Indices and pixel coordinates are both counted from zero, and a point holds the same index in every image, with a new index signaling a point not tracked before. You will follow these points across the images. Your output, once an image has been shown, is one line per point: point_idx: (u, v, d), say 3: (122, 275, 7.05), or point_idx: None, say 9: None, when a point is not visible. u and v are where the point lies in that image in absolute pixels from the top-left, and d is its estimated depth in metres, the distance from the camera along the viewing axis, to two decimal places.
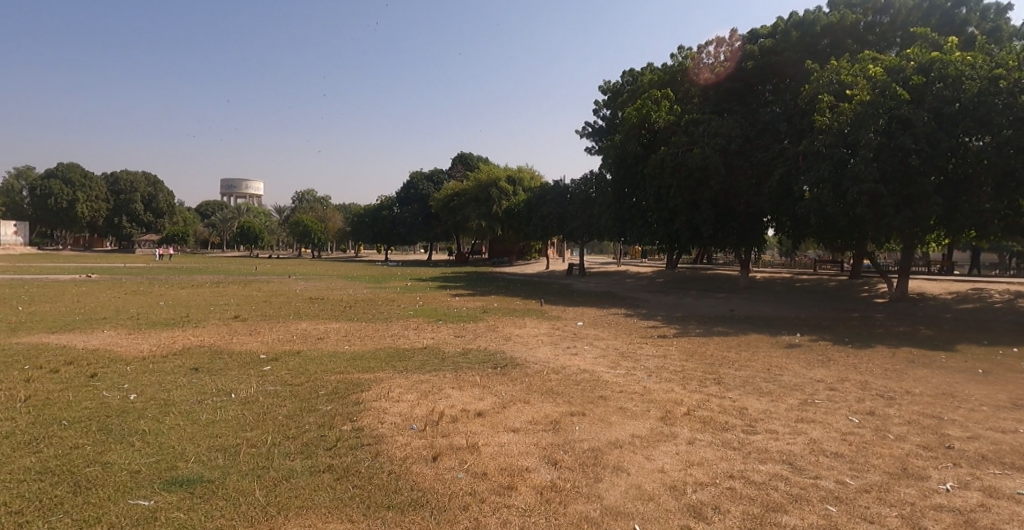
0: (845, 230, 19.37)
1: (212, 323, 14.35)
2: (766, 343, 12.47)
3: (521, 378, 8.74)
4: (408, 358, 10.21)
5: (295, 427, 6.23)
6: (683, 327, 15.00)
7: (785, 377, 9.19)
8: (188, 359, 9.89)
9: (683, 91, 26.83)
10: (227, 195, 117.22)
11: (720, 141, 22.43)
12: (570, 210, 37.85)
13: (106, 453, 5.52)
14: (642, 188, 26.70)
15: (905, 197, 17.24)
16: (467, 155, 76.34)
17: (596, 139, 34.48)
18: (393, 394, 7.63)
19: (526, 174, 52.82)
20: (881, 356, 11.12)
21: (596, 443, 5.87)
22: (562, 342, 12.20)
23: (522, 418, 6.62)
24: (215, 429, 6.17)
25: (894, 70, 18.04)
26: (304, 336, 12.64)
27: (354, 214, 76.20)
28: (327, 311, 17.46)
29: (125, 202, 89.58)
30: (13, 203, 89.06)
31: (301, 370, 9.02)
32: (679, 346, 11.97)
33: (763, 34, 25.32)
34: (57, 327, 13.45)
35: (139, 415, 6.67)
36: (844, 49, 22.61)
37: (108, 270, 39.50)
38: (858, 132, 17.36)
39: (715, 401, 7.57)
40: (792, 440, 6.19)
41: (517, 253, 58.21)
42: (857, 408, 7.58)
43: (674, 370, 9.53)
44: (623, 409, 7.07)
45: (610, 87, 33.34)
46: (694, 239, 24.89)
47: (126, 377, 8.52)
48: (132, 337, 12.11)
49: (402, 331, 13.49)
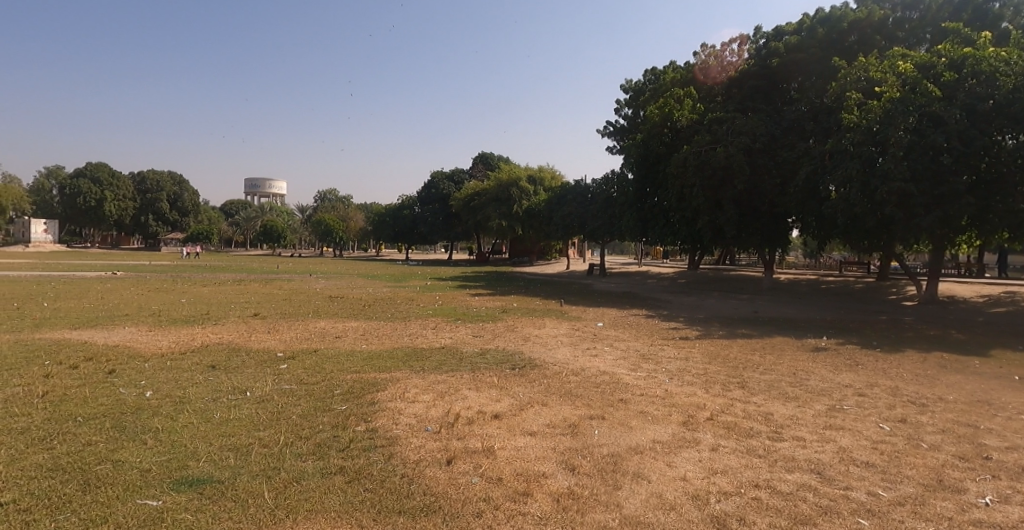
0: (872, 231, 18.89)
1: (231, 321, 14.43)
2: (791, 346, 12.15)
3: (540, 379, 8.58)
4: (425, 358, 10.12)
5: (309, 427, 6.15)
6: (705, 328, 14.72)
7: (812, 382, 8.89)
8: (207, 357, 9.91)
9: (706, 90, 26.62)
10: (251, 194, 118.82)
11: (744, 140, 22.04)
12: (591, 210, 37.60)
13: (118, 451, 5.49)
14: (664, 188, 26.40)
15: (936, 197, 16.71)
16: (489, 155, 76.47)
17: (617, 139, 34.16)
18: (409, 394, 7.52)
19: (547, 174, 52.64)
20: (912, 361, 10.74)
21: (615, 448, 5.68)
22: (582, 343, 12.01)
23: (540, 421, 6.46)
24: (227, 428, 6.12)
25: (924, 66, 17.50)
26: (322, 334, 12.64)
27: (375, 213, 76.72)
28: (346, 310, 17.48)
29: (151, 201, 91.21)
30: (44, 202, 91.19)
31: (318, 369, 8.97)
32: (701, 348, 11.71)
33: (788, 31, 24.81)
34: (80, 323, 13.62)
35: (153, 413, 6.66)
36: (872, 46, 22.08)
37: (134, 268, 40.18)
38: (888, 130, 16.84)
39: (739, 406, 7.33)
40: (820, 448, 5.93)
41: (538, 253, 58.05)
42: (889, 415, 7.27)
43: (696, 373, 9.29)
44: (644, 413, 6.87)
45: (632, 85, 32.99)
46: (717, 240, 24.49)
47: (144, 374, 8.54)
48: (153, 334, 12.21)
49: (420, 330, 13.43)
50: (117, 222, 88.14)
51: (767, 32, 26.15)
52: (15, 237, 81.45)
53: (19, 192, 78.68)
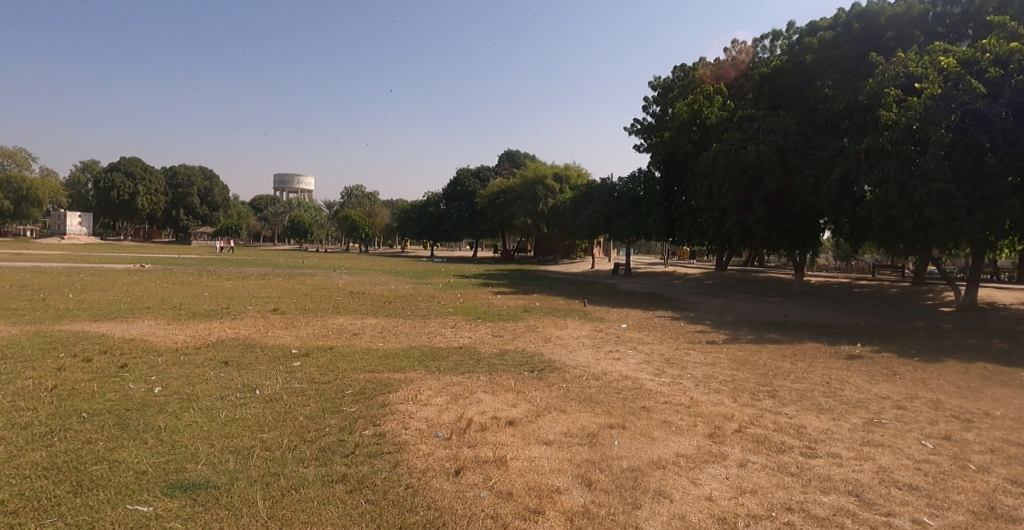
0: (910, 234, 18.12)
1: (249, 316, 14.35)
2: (823, 353, 11.58)
3: (559, 383, 8.23)
4: (442, 358, 9.84)
5: (315, 430, 5.91)
6: (733, 333, 14.20)
7: (846, 392, 8.38)
8: (220, 352, 9.78)
9: (737, 86, 26.17)
10: (279, 190, 120.20)
11: (775, 138, 21.39)
12: (617, 208, 37.08)
13: (117, 450, 5.33)
14: (692, 187, 25.83)
15: (979, 199, 15.92)
16: (515, 153, 76.22)
17: (644, 137, 33.55)
18: (421, 396, 7.24)
19: (573, 172, 52.14)
20: (953, 372, 10.11)
21: (636, 461, 5.32)
22: (604, 346, 11.59)
23: (557, 429, 6.12)
24: (232, 428, 5.92)
25: (968, 61, 16.63)
26: (339, 331, 12.46)
27: (400, 210, 77.00)
28: (366, 306, 17.32)
29: (182, 195, 92.82)
30: (79, 195, 93.50)
31: (331, 368, 8.76)
32: (729, 353, 11.23)
33: (823, 26, 23.97)
34: (101, 315, 13.67)
35: (159, 410, 6.50)
36: (911, 41, 21.08)
37: (162, 260, 40.80)
38: (928, 129, 16.01)
39: (769, 417, 6.89)
40: (858, 466, 5.49)
41: (562, 252, 57.57)
42: (931, 431, 6.76)
43: (723, 380, 8.84)
44: (667, 422, 6.48)
45: (660, 82, 32.36)
46: (745, 240, 23.80)
47: (155, 369, 8.43)
48: (170, 328, 12.14)
49: (438, 329, 13.17)
50: (149, 215, 89.95)
51: (800, 27, 25.36)
52: (52, 228, 83.72)
53: (55, 185, 80.68)
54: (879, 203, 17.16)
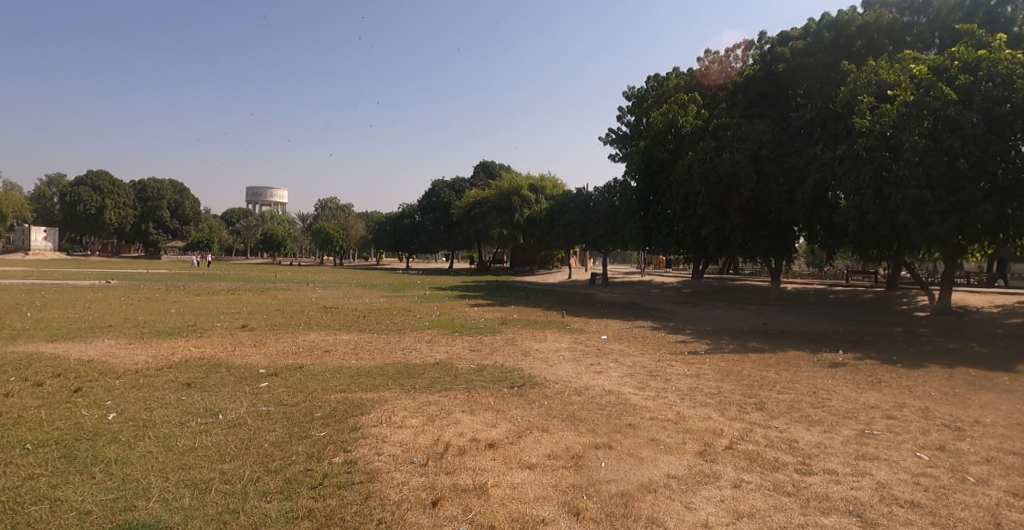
0: (884, 240, 18.26)
1: (216, 333, 13.75)
2: (807, 362, 11.42)
3: (540, 400, 7.89)
4: (418, 375, 9.43)
5: (280, 458, 5.48)
6: (714, 342, 14.02)
7: (834, 402, 8.19)
8: (183, 373, 9.24)
9: (711, 95, 26.33)
10: (251, 203, 118.18)
11: (750, 146, 21.46)
12: (593, 218, 37.03)
13: (60, 487, 4.84)
14: (669, 195, 25.83)
15: (951, 205, 16.07)
16: (490, 163, 76.08)
17: (620, 147, 33.56)
18: (396, 418, 6.85)
19: (549, 182, 52.10)
20: (937, 378, 10.00)
21: (625, 485, 5.00)
22: (585, 359, 11.25)
23: (540, 451, 5.78)
24: (190, 459, 5.46)
25: (938, 69, 16.82)
26: (311, 348, 11.97)
27: (375, 222, 76.04)
28: (339, 321, 16.80)
29: (152, 209, 90.67)
30: (44, 209, 90.84)
31: (300, 388, 8.31)
32: (712, 364, 10.99)
33: (794, 36, 24.20)
34: (58, 335, 12.98)
35: (112, 439, 6.00)
36: (880, 50, 21.40)
37: (129, 276, 39.50)
38: (902, 135, 16.08)
39: (759, 432, 6.64)
40: (856, 483, 5.24)
41: (540, 262, 57.40)
42: (924, 442, 6.55)
43: (709, 393, 8.59)
44: (655, 441, 6.18)
45: (635, 92, 32.49)
46: (722, 248, 23.79)
47: (111, 393, 7.90)
48: (131, 347, 11.53)
49: (414, 344, 12.74)
50: (117, 230, 87.64)
51: (772, 36, 25.63)
52: (15, 244, 81.17)
53: (19, 200, 78.23)
54: (854, 209, 17.26)
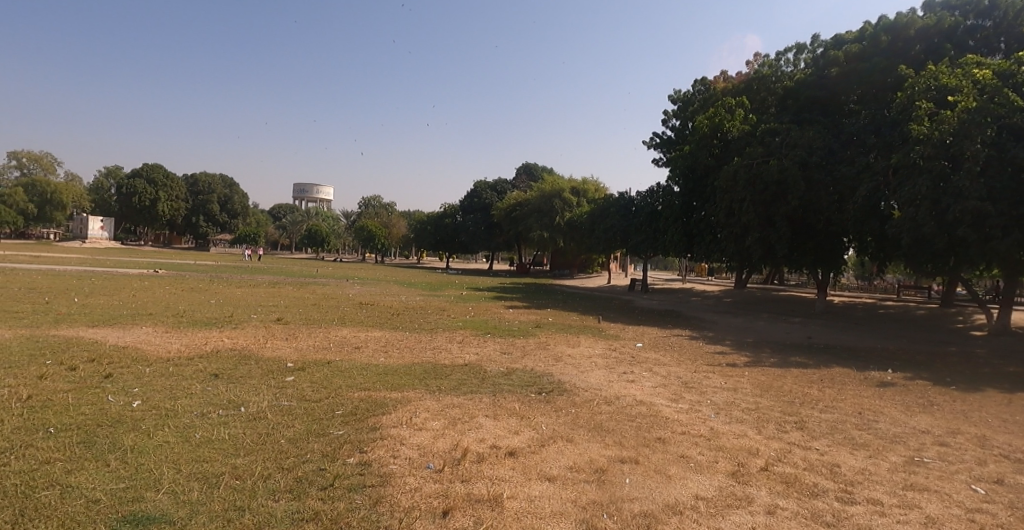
0: (940, 255, 17.29)
1: (251, 326, 13.91)
2: (853, 380, 10.79)
3: (567, 408, 7.62)
4: (445, 376, 9.26)
5: (295, 455, 5.37)
6: (755, 355, 13.46)
7: (881, 425, 7.64)
8: (212, 364, 9.31)
9: (759, 99, 25.56)
10: (298, 199, 120.86)
11: (799, 153, 20.64)
12: (635, 223, 36.40)
13: (74, 473, 4.84)
14: (712, 201, 25.18)
15: (1015, 219, 15.09)
16: (533, 166, 75.95)
17: (663, 151, 32.90)
18: (416, 419, 6.68)
19: (591, 186, 51.49)
20: (996, 404, 9.27)
21: (649, 505, 4.70)
22: (618, 367, 10.89)
23: (562, 463, 5.52)
24: (204, 451, 5.41)
25: (1004, 74, 15.81)
26: (342, 344, 11.94)
27: (416, 222, 76.61)
28: (372, 318, 16.82)
29: (202, 202, 93.75)
30: (102, 200, 94.86)
31: (325, 384, 8.24)
32: (751, 378, 10.50)
33: (849, 39, 23.25)
34: (100, 321, 13.30)
35: (132, 427, 6.01)
36: (941, 55, 20.26)
37: (175, 266, 40.53)
38: (962, 143, 15.14)
39: (798, 453, 6.20)
40: (903, 517, 4.80)
41: (579, 266, 56.91)
42: (981, 473, 5.97)
43: (746, 408, 8.16)
44: (685, 457, 5.84)
45: (680, 96, 31.83)
46: (767, 258, 22.97)
47: (140, 381, 7.98)
48: (167, 336, 11.72)
49: (445, 344, 12.59)
50: (169, 222, 90.77)
51: (825, 40, 24.71)
52: (75, 233, 85.06)
53: (78, 190, 82.19)
54: (908, 221, 16.37)
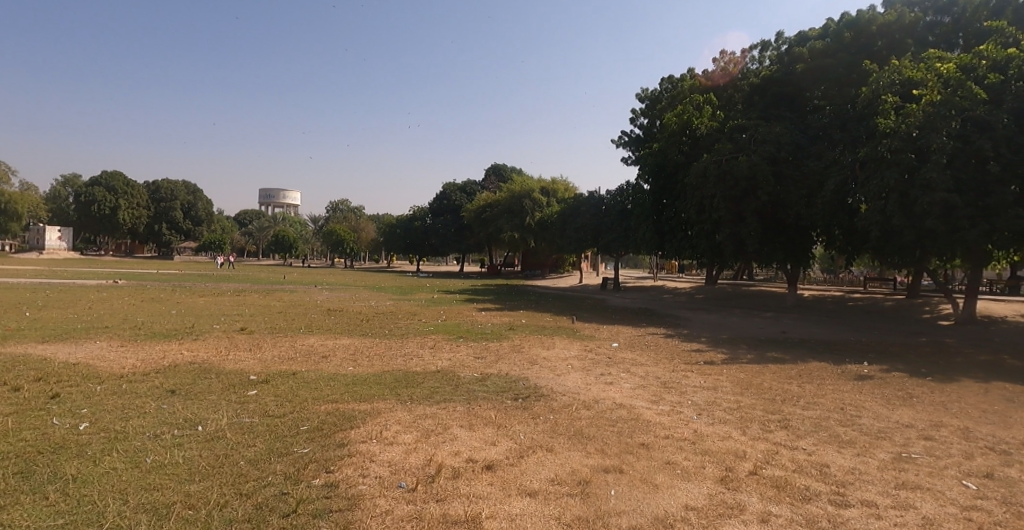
0: (907, 247, 17.52)
1: (213, 336, 13.29)
2: (831, 374, 10.71)
3: (546, 414, 7.32)
4: (417, 384, 8.88)
5: (255, 479, 4.94)
6: (732, 352, 13.35)
7: (864, 420, 7.51)
8: (170, 379, 8.77)
9: (727, 96, 25.68)
10: (264, 204, 118.52)
11: (768, 149, 20.76)
12: (605, 223, 36.34)
13: (5, 509, 4.34)
14: (683, 198, 25.18)
15: (981, 210, 15.31)
16: (502, 167, 75.65)
17: (632, 149, 32.95)
18: (387, 433, 6.29)
19: (560, 186, 51.42)
20: (972, 394, 9.26)
21: (637, 519, 4.43)
22: (595, 369, 10.64)
23: (543, 476, 5.21)
24: (155, 478, 4.95)
25: (965, 68, 16.05)
26: (309, 353, 11.46)
27: (386, 225, 75.58)
28: (342, 325, 16.31)
29: (165, 210, 91.12)
30: (60, 210, 91.61)
31: (289, 398, 7.80)
32: (730, 376, 10.35)
33: (813, 36, 23.47)
34: (51, 336, 12.57)
35: (76, 453, 5.50)
36: (903, 50, 20.55)
37: (138, 276, 39.12)
38: (928, 136, 15.30)
39: (786, 455, 6.00)
40: (900, 519, 4.61)
41: (551, 266, 56.78)
42: (971, 468, 5.84)
43: (728, 408, 7.96)
44: (671, 464, 5.59)
45: (648, 94, 31.89)
46: (738, 254, 23.06)
47: (90, 401, 7.42)
48: (122, 350, 11.10)
49: (416, 350, 12.18)
50: (131, 230, 88.00)
51: (790, 37, 24.92)
52: (31, 244, 81.81)
53: (33, 200, 79.00)
54: (877, 214, 16.50)
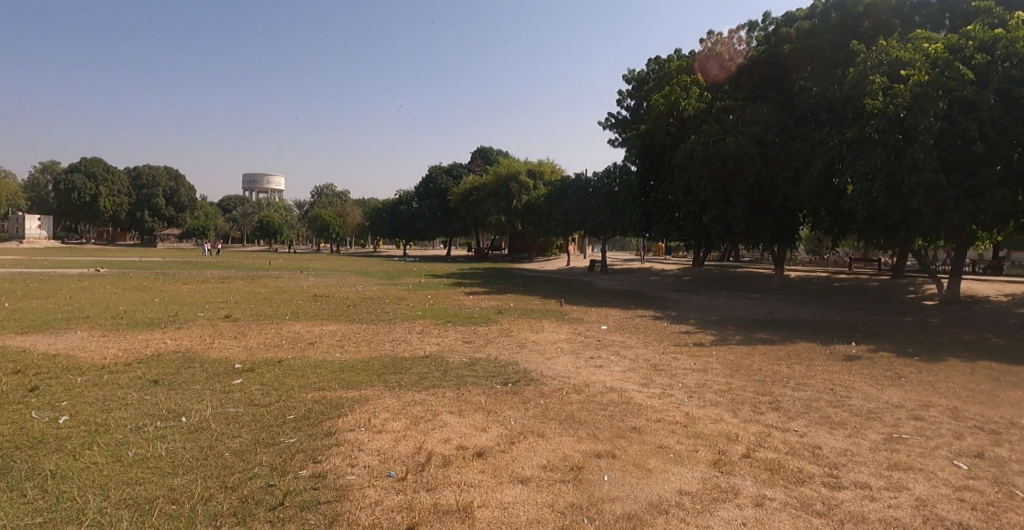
0: (893, 227, 17.62)
1: (196, 324, 13.07)
2: (820, 355, 10.75)
3: (536, 399, 7.25)
4: (405, 370, 8.78)
5: (240, 471, 4.82)
6: (720, 333, 13.37)
7: (854, 401, 7.52)
8: (154, 369, 8.59)
9: (714, 78, 25.48)
10: (248, 189, 117.03)
11: (755, 130, 20.69)
12: (592, 205, 36.24)
13: None
14: (670, 180, 25.09)
15: (966, 190, 15.37)
16: (488, 150, 75.13)
17: (619, 131, 32.78)
18: (375, 421, 6.19)
19: (547, 168, 51.23)
20: (959, 374, 9.32)
21: (632, 505, 4.37)
22: (585, 352, 10.60)
23: (535, 462, 5.14)
24: (137, 472, 4.81)
25: (952, 48, 16.01)
26: (295, 340, 11.31)
27: (372, 210, 74.99)
28: (329, 311, 16.13)
29: (147, 197, 89.73)
30: (38, 198, 89.89)
31: (276, 386, 7.66)
32: (720, 358, 10.35)
33: (800, 17, 23.31)
34: (29, 327, 12.28)
35: (55, 448, 5.34)
36: (890, 31, 20.49)
37: (121, 264, 38.45)
38: (916, 116, 15.28)
39: (778, 437, 5.98)
40: (894, 500, 4.59)
41: (538, 249, 56.71)
42: (961, 448, 5.85)
43: (719, 390, 7.94)
44: (664, 448, 5.55)
45: (635, 75, 31.65)
46: (725, 236, 23.07)
47: (69, 393, 7.23)
48: (103, 340, 10.87)
49: (404, 335, 12.06)
50: (113, 218, 86.66)
51: (777, 17, 24.75)
52: (10, 232, 80.29)
53: (11, 188, 77.44)
54: (864, 194, 16.52)
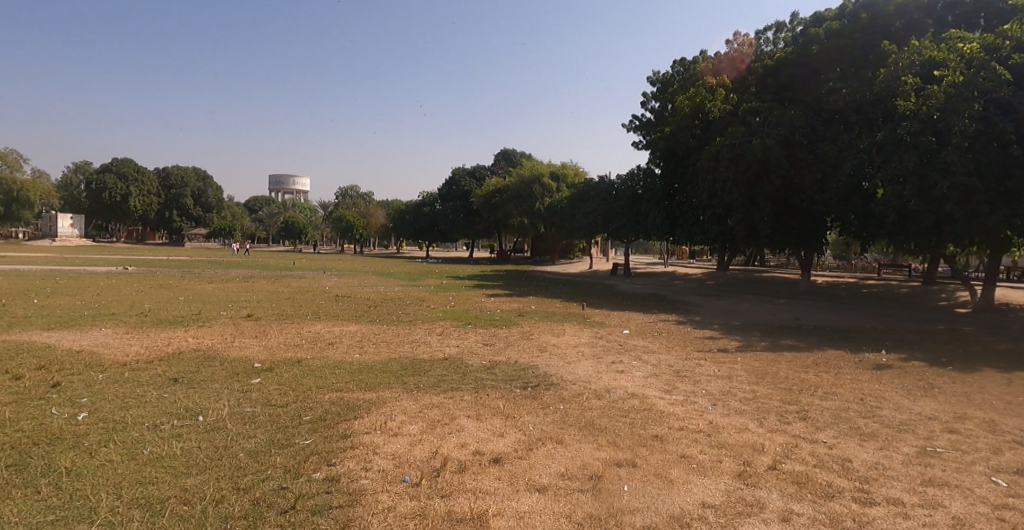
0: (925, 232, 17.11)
1: (218, 323, 13.17)
2: (848, 363, 10.42)
3: (555, 404, 7.10)
4: (424, 372, 8.70)
5: (253, 472, 4.77)
6: (745, 339, 13.07)
7: (885, 412, 7.24)
8: (174, 367, 8.63)
9: (740, 79, 24.97)
10: (274, 190, 118.72)
11: (782, 132, 20.29)
12: (615, 207, 35.95)
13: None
14: (694, 183, 24.74)
15: (1003, 194, 14.85)
16: (511, 152, 75.12)
17: (643, 133, 32.50)
18: (392, 424, 6.11)
19: (570, 170, 51.04)
20: (996, 385, 8.93)
21: (652, 517, 4.21)
22: (606, 356, 10.42)
23: (552, 470, 5.00)
24: (151, 471, 4.79)
25: (988, 48, 15.50)
26: (314, 340, 11.32)
27: (395, 211, 75.47)
28: (349, 311, 16.15)
29: (175, 197, 91.44)
30: (72, 197, 92.09)
31: (293, 386, 7.63)
32: (745, 364, 10.10)
33: (829, 17, 22.78)
34: (57, 323, 12.48)
35: (73, 445, 5.36)
36: (922, 31, 19.93)
37: (148, 264, 39.20)
38: (950, 118, 14.80)
39: (806, 448, 5.76)
40: (928, 518, 4.36)
41: (560, 252, 56.50)
42: (999, 463, 5.57)
43: (744, 398, 7.71)
44: (687, 458, 5.37)
45: (659, 77, 31.34)
46: (750, 239, 22.65)
47: (90, 390, 7.29)
48: (127, 337, 10.98)
49: (424, 337, 12.00)
50: (143, 218, 88.49)
51: (805, 18, 24.26)
52: (45, 231, 82.44)
53: (46, 188, 79.50)
54: (895, 198, 16.06)
